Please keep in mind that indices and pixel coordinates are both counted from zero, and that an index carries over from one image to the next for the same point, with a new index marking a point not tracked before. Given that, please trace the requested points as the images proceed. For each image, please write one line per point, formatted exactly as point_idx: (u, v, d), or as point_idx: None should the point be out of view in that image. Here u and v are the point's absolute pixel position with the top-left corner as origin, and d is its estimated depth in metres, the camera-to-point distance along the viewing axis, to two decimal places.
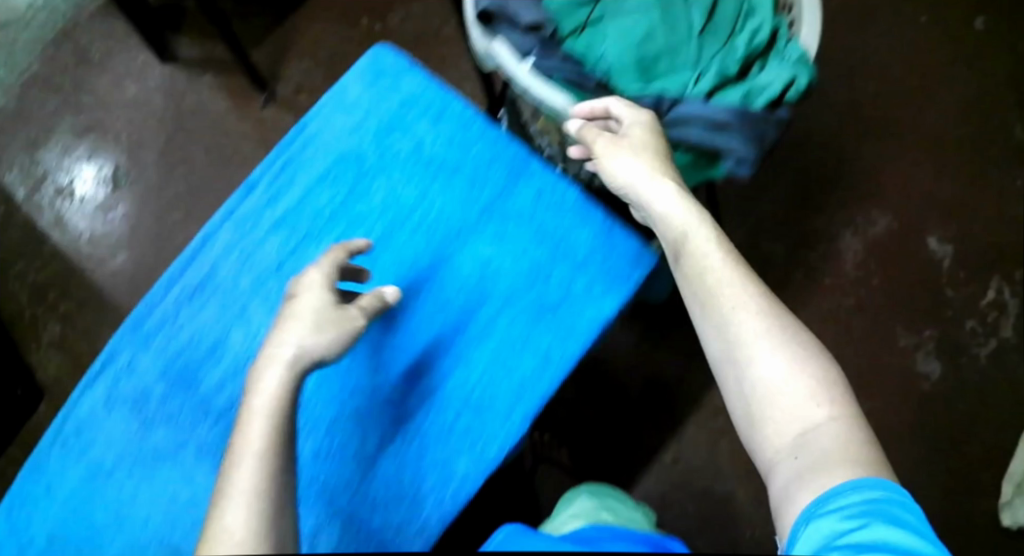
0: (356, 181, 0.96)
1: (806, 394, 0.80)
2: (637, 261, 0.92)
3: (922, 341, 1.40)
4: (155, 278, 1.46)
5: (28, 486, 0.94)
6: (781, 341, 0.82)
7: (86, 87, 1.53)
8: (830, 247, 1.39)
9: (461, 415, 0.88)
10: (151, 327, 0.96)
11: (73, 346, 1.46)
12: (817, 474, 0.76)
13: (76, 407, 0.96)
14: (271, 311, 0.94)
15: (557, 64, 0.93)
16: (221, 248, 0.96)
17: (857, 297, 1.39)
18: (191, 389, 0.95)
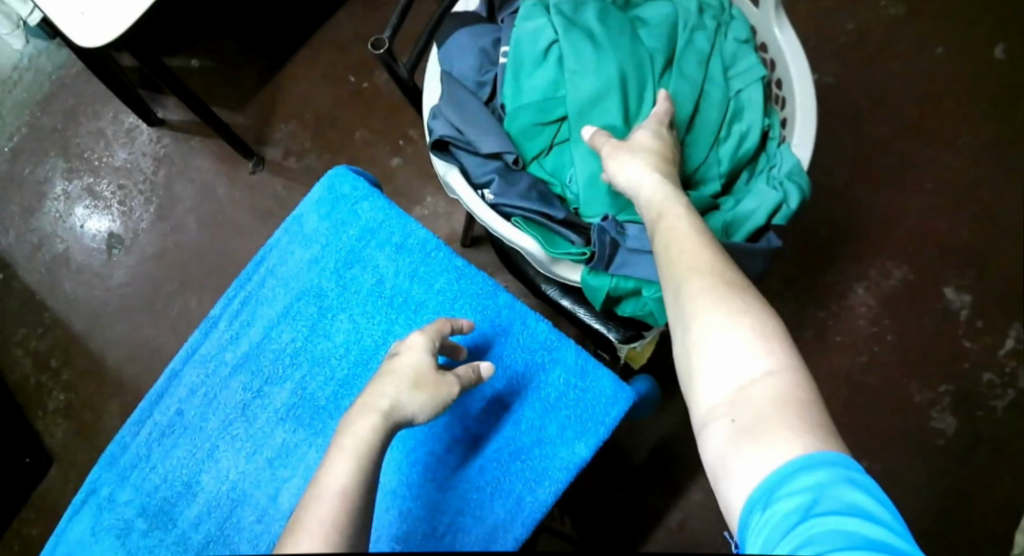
0: (318, 319, 1.01)
1: (750, 344, 0.75)
2: (611, 400, 0.95)
3: (936, 397, 1.33)
4: (152, 345, 1.39)
5: None
6: (725, 295, 0.78)
7: (75, 149, 1.48)
8: (840, 304, 1.33)
9: (526, 468, 0.93)
10: (128, 462, 0.99)
11: (79, 412, 1.38)
12: (758, 437, 0.71)
13: (56, 542, 0.97)
14: (242, 452, 0.97)
15: (517, 197, 0.97)
16: (186, 389, 1.00)
17: (870, 354, 1.32)
18: (168, 525, 0.96)
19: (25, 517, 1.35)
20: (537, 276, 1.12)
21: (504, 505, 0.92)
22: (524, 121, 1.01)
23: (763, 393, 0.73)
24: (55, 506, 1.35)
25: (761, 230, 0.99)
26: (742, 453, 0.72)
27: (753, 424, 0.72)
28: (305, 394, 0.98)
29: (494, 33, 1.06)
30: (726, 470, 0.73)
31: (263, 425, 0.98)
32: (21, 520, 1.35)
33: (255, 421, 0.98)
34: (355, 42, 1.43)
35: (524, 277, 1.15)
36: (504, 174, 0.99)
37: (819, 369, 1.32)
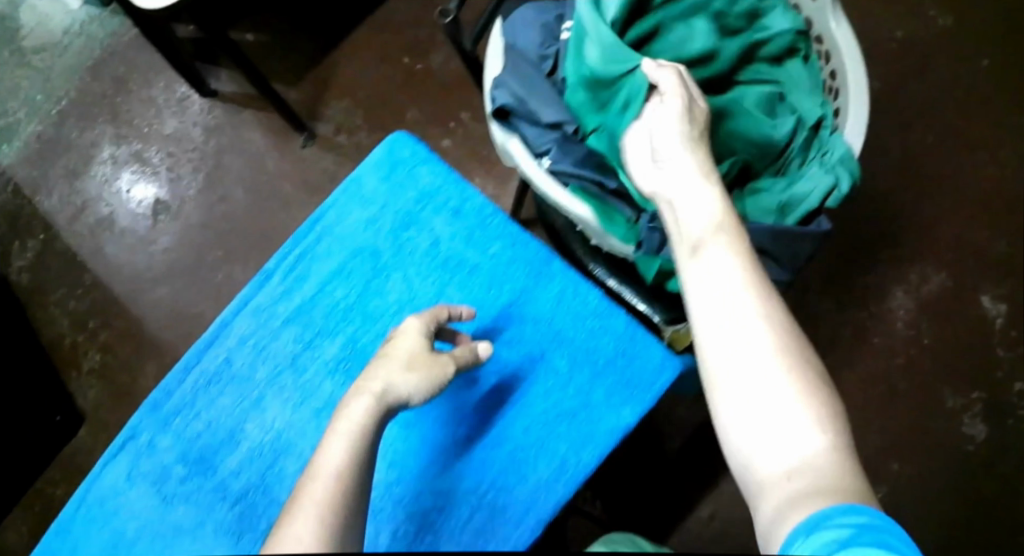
0: (372, 277, 0.99)
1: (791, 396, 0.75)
2: (658, 369, 0.94)
3: (968, 404, 1.34)
4: (192, 311, 1.39)
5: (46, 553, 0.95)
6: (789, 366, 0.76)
7: (126, 117, 1.49)
8: (879, 307, 1.34)
9: (530, 457, 0.93)
10: (170, 410, 0.98)
11: (113, 374, 1.39)
12: (801, 489, 0.71)
13: (91, 484, 0.97)
14: (289, 403, 0.96)
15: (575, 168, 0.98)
16: (236, 339, 0.98)
17: (906, 356, 1.33)
18: (209, 473, 0.96)
19: (50, 477, 1.37)
20: (585, 255, 1.13)
21: (515, 485, 0.92)
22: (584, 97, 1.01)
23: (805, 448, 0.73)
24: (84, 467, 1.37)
25: (813, 213, 0.99)
26: (785, 502, 0.71)
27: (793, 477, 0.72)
28: (356, 348, 0.97)
29: (557, 10, 1.05)
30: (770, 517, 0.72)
31: (312, 377, 0.97)
32: (46, 479, 1.37)
33: (304, 372, 0.97)
34: (411, 23, 1.44)
35: (571, 257, 1.16)
36: (562, 144, 0.99)
37: (855, 368, 1.33)
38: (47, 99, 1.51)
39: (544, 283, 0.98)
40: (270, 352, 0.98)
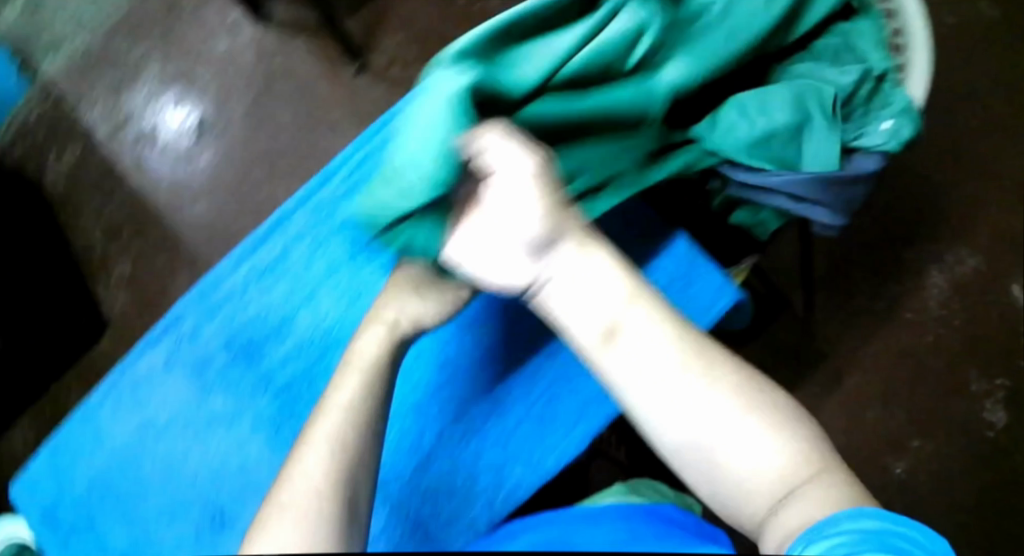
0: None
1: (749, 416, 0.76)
2: (716, 294, 0.95)
3: (991, 389, 1.34)
4: (228, 229, 1.39)
5: (77, 431, 1.02)
6: (755, 406, 0.77)
7: (175, 37, 1.46)
8: (914, 282, 1.33)
9: (546, 401, 0.94)
10: (217, 299, 1.00)
11: (143, 283, 1.39)
12: (789, 503, 0.73)
13: (126, 369, 1.02)
14: (342, 298, 0.96)
15: None
16: (295, 233, 0.99)
17: (936, 335, 1.33)
18: (252, 363, 0.98)
19: (69, 380, 1.40)
20: None
21: (532, 412, 0.94)
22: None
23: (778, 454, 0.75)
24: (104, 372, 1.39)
25: (850, 154, 0.98)
26: (779, 514, 0.73)
27: (779, 488, 0.74)
28: None
29: None
30: (767, 531, 0.74)
31: (368, 275, 0.96)
32: (65, 382, 1.40)
33: (360, 270, 0.97)
34: None
35: None
36: None
37: (881, 340, 1.33)
38: (100, 15, 1.47)
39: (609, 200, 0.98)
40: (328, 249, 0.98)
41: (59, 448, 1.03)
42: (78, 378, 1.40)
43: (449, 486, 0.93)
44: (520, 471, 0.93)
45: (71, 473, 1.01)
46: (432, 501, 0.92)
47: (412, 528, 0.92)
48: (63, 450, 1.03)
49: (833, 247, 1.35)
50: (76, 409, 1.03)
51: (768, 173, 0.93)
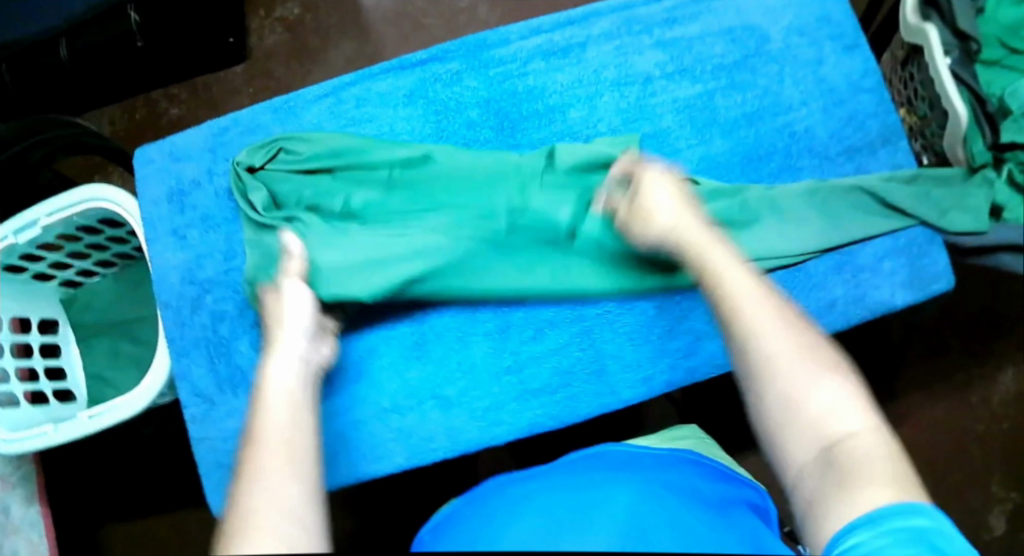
0: (752, 54, 1.05)
1: (814, 378, 0.76)
2: (940, 275, 1.03)
3: (1005, 498, 1.37)
4: (412, 28, 1.41)
5: (286, 116, 1.03)
6: (806, 351, 0.78)
7: None
8: (988, 372, 1.40)
9: (593, 346, 0.98)
10: (493, 58, 1.04)
11: (303, 33, 1.41)
12: (820, 473, 0.72)
13: (364, 80, 1.03)
14: (622, 112, 1.03)
15: (969, 78, 1.06)
16: (600, 34, 1.05)
17: (986, 428, 1.39)
18: (514, 131, 1.03)
19: (175, 94, 1.40)
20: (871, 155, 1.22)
21: (699, 315, 0.98)
22: (990, 31, 1.09)
23: (869, 445, 0.72)
24: (213, 102, 1.40)
25: None
26: (802, 482, 0.73)
27: (819, 459, 0.73)
28: (708, 102, 1.04)
29: None
30: (806, 510, 0.73)
31: (657, 103, 1.04)
32: (169, 94, 1.40)
33: (653, 95, 1.04)
34: None
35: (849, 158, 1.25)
36: (962, 56, 1.06)
37: (937, 406, 1.40)
38: None
39: (871, 155, 1.04)
40: (628, 63, 1.05)
41: (256, 124, 1.02)
42: (181, 99, 1.40)
43: (589, 356, 0.98)
44: (663, 365, 0.98)
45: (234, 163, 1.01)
46: (575, 363, 0.98)
47: (401, 407, 0.96)
48: (243, 129, 1.03)
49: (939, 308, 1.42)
50: (281, 99, 1.03)
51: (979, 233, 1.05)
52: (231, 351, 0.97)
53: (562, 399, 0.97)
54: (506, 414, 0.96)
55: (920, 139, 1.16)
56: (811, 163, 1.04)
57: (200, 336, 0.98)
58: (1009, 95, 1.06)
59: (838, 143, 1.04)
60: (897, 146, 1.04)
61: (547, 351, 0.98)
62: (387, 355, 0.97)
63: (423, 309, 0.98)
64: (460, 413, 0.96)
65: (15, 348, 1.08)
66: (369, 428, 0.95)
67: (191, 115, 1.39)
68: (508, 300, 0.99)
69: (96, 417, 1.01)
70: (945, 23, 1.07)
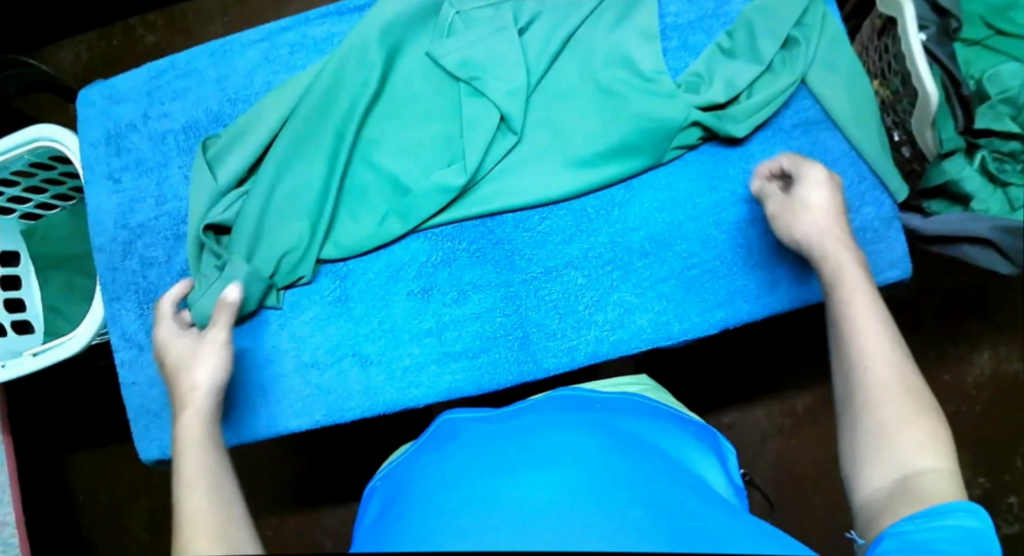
0: (709, 15, 1.04)
1: (906, 418, 0.75)
2: (891, 262, 1.00)
3: (970, 483, 1.32)
4: None
5: (217, 60, 1.04)
6: (909, 394, 0.77)
7: None
8: (964, 351, 1.33)
9: (524, 312, 1.00)
10: None
11: None
12: (887, 455, 0.74)
13: (299, 25, 1.04)
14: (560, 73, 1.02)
15: (942, 56, 0.99)
16: None
17: (958, 410, 1.33)
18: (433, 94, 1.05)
19: (150, 20, 1.38)
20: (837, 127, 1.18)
21: (627, 289, 1.00)
22: (975, 8, 1.02)
23: (919, 430, 0.75)
24: (187, 30, 1.38)
25: None
26: (863, 464, 0.76)
27: (876, 438, 0.76)
28: None
29: None
30: (859, 482, 0.75)
31: None
32: (145, 21, 1.38)
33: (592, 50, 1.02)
34: None
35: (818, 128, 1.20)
36: (937, 32, 0.99)
37: None
38: None
39: (830, 131, 1.02)
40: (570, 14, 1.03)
41: (188, 68, 1.04)
42: (157, 26, 1.38)
43: (512, 322, 1.00)
44: (588, 337, 0.99)
45: (168, 106, 1.04)
46: (499, 330, 0.99)
47: (324, 362, 0.99)
48: (179, 72, 1.04)
49: (923, 280, 1.34)
50: (215, 41, 1.04)
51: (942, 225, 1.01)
52: (161, 298, 1.01)
53: (483, 364, 0.99)
54: (426, 377, 0.99)
55: (891, 115, 1.08)
56: (763, 135, 1.02)
57: (131, 281, 1.02)
58: (987, 78, 1.01)
59: (794, 114, 1.02)
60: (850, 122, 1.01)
61: (472, 315, 1.00)
62: (310, 311, 1.00)
63: (348, 267, 1.00)
64: (379, 371, 0.99)
65: None
66: (285, 381, 0.99)
67: (166, 43, 1.38)
68: (434, 261, 1.00)
69: (40, 353, 1.04)
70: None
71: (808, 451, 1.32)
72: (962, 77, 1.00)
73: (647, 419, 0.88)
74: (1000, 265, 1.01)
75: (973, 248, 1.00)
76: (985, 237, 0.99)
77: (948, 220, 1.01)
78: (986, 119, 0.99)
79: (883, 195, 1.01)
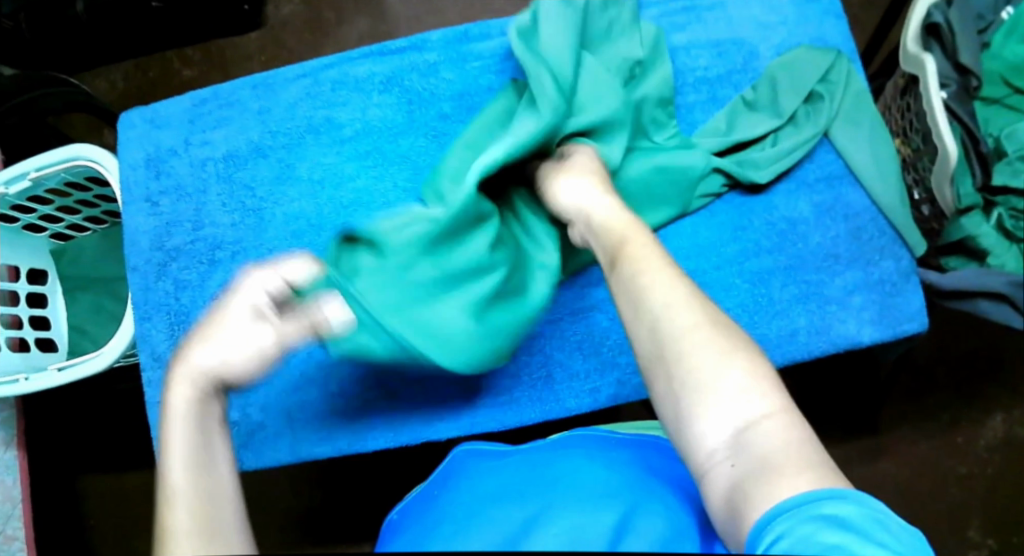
0: (738, 69, 1.08)
1: (719, 362, 0.72)
2: (910, 314, 1.02)
3: (981, 545, 1.32)
4: (427, 12, 1.41)
5: (262, 93, 1.07)
6: (712, 337, 0.73)
7: None
8: (977, 413, 1.34)
9: (547, 349, 1.01)
10: (470, 52, 1.07)
11: (320, 6, 1.42)
12: (712, 406, 0.71)
13: (342, 63, 1.07)
14: None
15: (962, 114, 1.02)
16: None
17: (970, 471, 1.33)
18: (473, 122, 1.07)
19: (189, 55, 1.42)
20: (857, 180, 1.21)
21: None
22: (994, 67, 1.06)
23: (734, 375, 0.72)
24: (224, 65, 1.42)
25: None
26: (690, 419, 0.72)
27: (682, 386, 0.72)
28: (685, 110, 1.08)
29: None
30: (692, 441, 0.72)
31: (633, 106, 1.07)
32: (184, 56, 1.42)
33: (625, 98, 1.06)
34: None
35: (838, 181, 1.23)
36: (958, 91, 1.03)
37: (923, 442, 1.34)
38: None
39: (853, 184, 1.05)
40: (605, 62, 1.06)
41: (232, 99, 1.07)
42: (195, 61, 1.42)
43: (535, 360, 1.01)
44: (609, 377, 1.01)
45: (210, 134, 1.07)
46: (522, 367, 1.01)
47: (349, 391, 1.00)
48: (222, 102, 1.08)
49: (937, 340, 1.36)
50: (261, 75, 1.08)
51: (957, 278, 1.02)
52: (191, 320, 1.03)
53: (507, 402, 1.00)
54: (449, 412, 1.00)
55: (912, 172, 1.13)
56: (786, 186, 1.05)
57: (163, 303, 1.03)
58: (1005, 136, 1.05)
59: (818, 168, 1.05)
60: (873, 176, 1.04)
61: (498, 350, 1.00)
62: None
63: None
64: (405, 406, 1.00)
65: (3, 296, 1.11)
66: (310, 408, 1.00)
67: (204, 78, 1.42)
68: None
69: (65, 369, 1.05)
70: (945, 54, 1.03)
71: None
72: (981, 135, 1.03)
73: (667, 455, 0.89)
74: (1015, 319, 1.02)
75: (989, 302, 1.02)
76: (1004, 291, 1.00)
77: (964, 275, 1.02)
78: (1005, 176, 1.03)
79: (902, 249, 1.03)
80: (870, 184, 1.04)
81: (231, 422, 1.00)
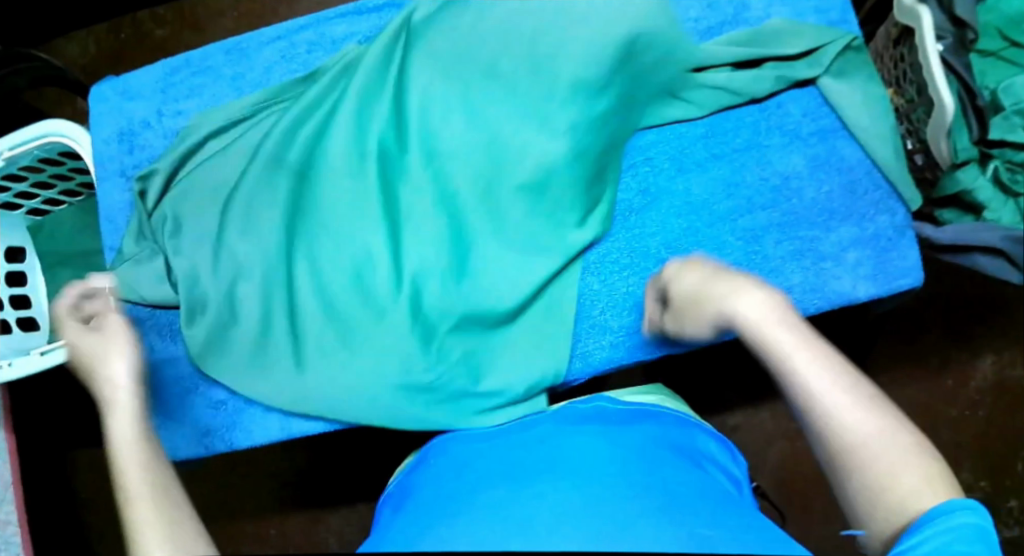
0: (728, 21, 1.05)
1: (873, 439, 0.74)
2: (906, 270, 1.00)
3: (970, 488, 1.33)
4: None
5: (233, 57, 1.06)
6: (877, 417, 0.75)
7: None
8: (967, 357, 1.34)
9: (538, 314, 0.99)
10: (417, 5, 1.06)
11: None
12: (871, 485, 0.73)
13: (311, 24, 1.06)
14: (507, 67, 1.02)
15: (959, 67, 0.99)
16: None
17: (959, 415, 1.34)
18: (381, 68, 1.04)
19: (158, 14, 1.37)
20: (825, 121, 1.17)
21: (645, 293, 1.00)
22: (991, 20, 1.03)
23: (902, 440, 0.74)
24: (195, 25, 1.37)
25: None
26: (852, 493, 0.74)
27: (848, 468, 0.74)
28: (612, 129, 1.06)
29: None
30: (856, 508, 0.74)
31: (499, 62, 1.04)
32: (154, 16, 1.37)
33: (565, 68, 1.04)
34: None
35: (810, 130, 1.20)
36: (953, 44, 0.99)
37: (913, 386, 1.34)
38: None
39: (846, 140, 1.03)
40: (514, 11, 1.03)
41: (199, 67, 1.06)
42: (164, 19, 1.37)
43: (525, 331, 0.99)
44: (603, 342, 1.00)
45: (183, 104, 1.06)
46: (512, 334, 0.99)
47: None
48: (194, 70, 1.06)
49: (928, 285, 1.35)
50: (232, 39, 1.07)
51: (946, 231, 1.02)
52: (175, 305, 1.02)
53: None
54: None
55: (906, 123, 1.10)
56: (779, 141, 1.03)
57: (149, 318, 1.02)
58: (1002, 88, 1.02)
59: (810, 122, 1.03)
60: (866, 130, 1.01)
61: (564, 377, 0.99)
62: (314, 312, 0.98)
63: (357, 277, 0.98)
64: None
65: None
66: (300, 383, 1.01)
67: (175, 39, 1.37)
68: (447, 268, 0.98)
69: (47, 352, 1.03)
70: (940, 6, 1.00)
71: (813, 456, 1.33)
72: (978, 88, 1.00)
73: (672, 429, 0.88)
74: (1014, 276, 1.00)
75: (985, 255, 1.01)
76: (996, 244, 0.99)
77: (956, 228, 1.02)
78: (1001, 130, 1.01)
79: (897, 204, 1.01)
80: (862, 138, 1.01)
81: (218, 401, 1.00)
